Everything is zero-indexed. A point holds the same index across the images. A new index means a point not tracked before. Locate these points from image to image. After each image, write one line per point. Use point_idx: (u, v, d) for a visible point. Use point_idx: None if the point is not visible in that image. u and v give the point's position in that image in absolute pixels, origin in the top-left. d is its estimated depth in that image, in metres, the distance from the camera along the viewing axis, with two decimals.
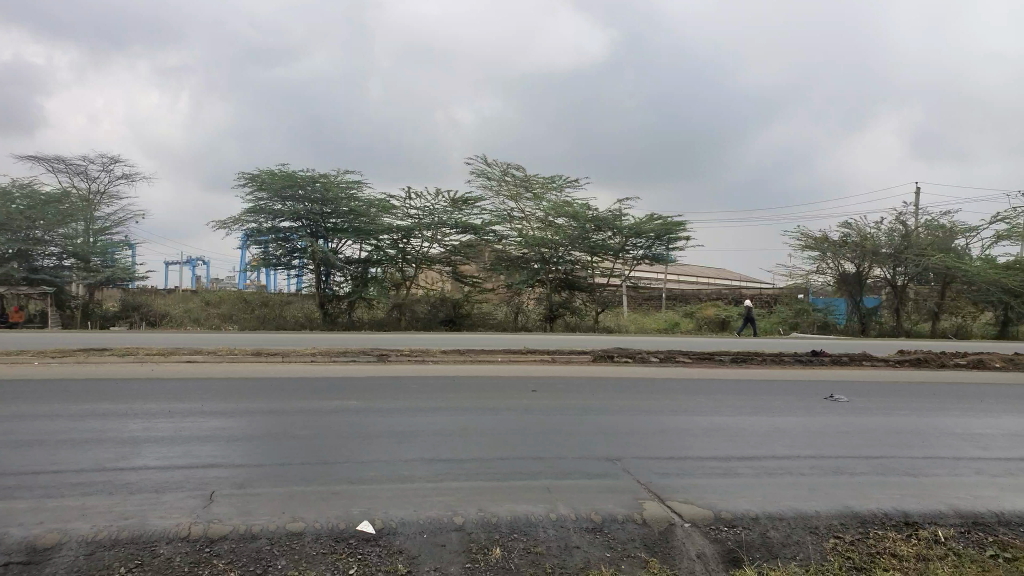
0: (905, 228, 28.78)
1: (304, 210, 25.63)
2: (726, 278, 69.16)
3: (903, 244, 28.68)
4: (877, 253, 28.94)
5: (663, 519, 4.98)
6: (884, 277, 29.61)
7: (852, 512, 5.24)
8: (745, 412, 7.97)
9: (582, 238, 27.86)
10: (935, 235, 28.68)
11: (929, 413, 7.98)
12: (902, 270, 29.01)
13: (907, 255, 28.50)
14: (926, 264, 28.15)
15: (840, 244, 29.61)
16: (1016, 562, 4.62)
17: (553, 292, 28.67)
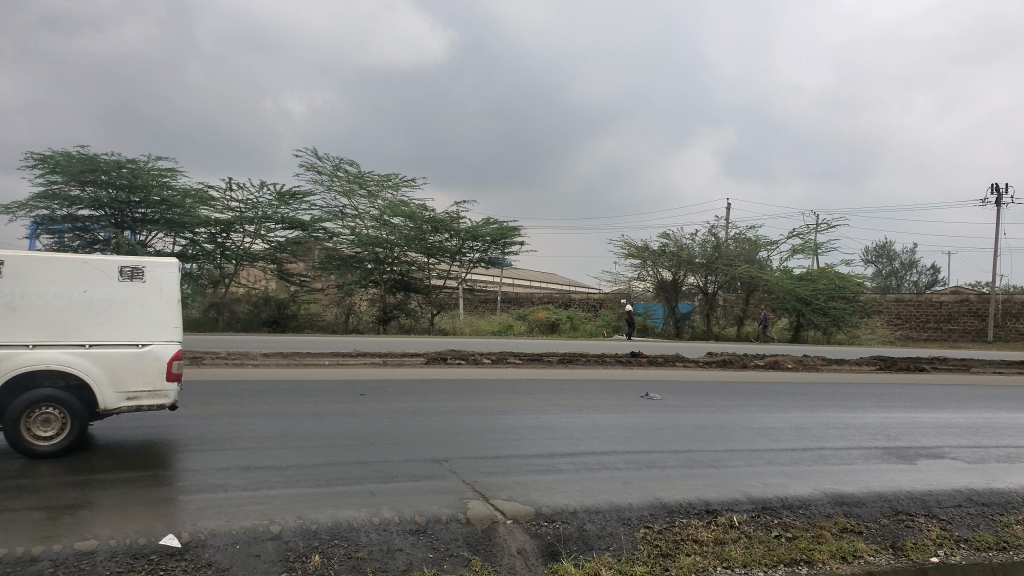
0: (716, 240, 31.43)
1: (106, 198, 23.58)
2: (556, 282, 72.04)
3: (714, 254, 31.33)
4: (691, 263, 31.25)
5: (486, 517, 5.04)
6: (696, 285, 31.99)
7: (660, 503, 5.58)
8: (569, 410, 8.27)
9: (419, 240, 27.94)
10: (742, 247, 31.61)
11: (732, 410, 8.69)
12: (713, 279, 31.58)
13: (717, 265, 31.18)
14: (733, 273, 30.98)
15: (658, 253, 31.57)
16: (798, 541, 5.16)
17: (388, 293, 28.41)
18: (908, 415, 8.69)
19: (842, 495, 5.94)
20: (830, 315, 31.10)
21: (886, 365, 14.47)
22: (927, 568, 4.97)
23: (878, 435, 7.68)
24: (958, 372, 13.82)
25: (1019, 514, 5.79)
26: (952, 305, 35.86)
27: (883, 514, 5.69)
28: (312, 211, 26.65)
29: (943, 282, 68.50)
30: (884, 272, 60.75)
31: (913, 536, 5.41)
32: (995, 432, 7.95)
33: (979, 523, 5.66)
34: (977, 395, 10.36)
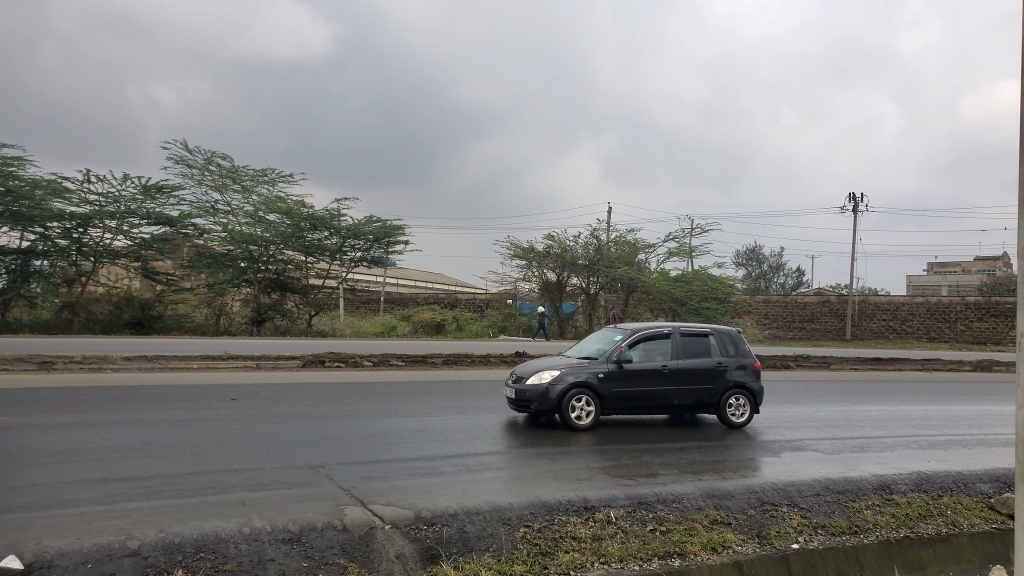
0: (598, 242, 32.43)
1: None
2: (443, 283, 72.01)
3: (597, 256, 32.33)
4: (575, 264, 32.14)
5: (363, 522, 4.93)
6: (579, 286, 32.72)
7: (541, 502, 5.63)
8: (451, 412, 8.23)
9: (296, 237, 27.58)
10: (623, 250, 32.79)
11: (611, 408, 8.93)
12: (596, 280, 32.53)
13: (599, 266, 32.23)
14: (614, 275, 32.14)
15: (543, 254, 32.09)
16: (672, 535, 5.35)
17: (262, 293, 27.52)
18: (773, 410, 9.21)
19: (713, 488, 6.19)
20: (704, 315, 32.67)
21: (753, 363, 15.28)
22: (788, 554, 5.27)
23: (746, 429, 8.08)
24: (818, 369, 14.82)
25: (869, 500, 6.25)
26: (815, 306, 38.44)
27: (749, 505, 5.98)
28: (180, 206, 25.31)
29: (805, 284, 73.58)
30: (753, 274, 64.52)
31: (776, 525, 5.72)
32: (850, 424, 8.55)
33: (834, 510, 6.05)
34: (834, 390, 11.14)
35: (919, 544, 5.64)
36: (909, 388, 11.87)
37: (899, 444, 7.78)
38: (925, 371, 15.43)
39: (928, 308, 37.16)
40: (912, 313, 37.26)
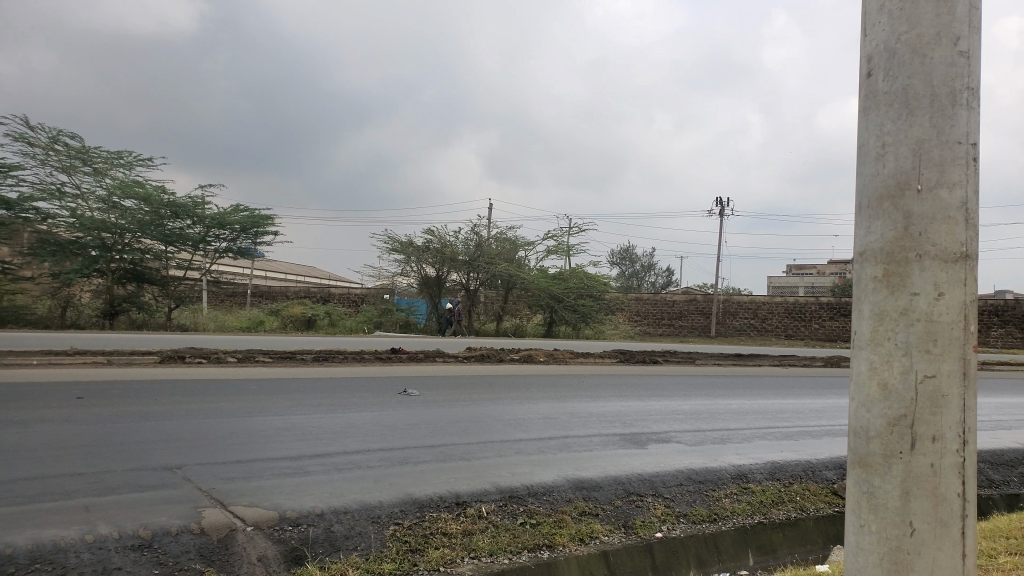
0: (478, 238, 32.53)
1: None
2: (320, 278, 70.60)
3: (477, 252, 32.25)
4: (454, 259, 31.89)
5: (223, 525, 4.71)
6: (459, 282, 32.60)
7: (411, 499, 5.58)
8: (322, 410, 8.02)
9: (155, 225, 26.06)
10: (502, 247, 32.98)
11: (486, 403, 8.99)
12: (476, 276, 32.44)
13: (479, 263, 32.12)
14: (494, 271, 32.21)
15: (422, 249, 31.82)
16: (542, 527, 5.44)
17: (116, 285, 25.76)
18: (640, 403, 9.56)
19: (582, 481, 6.35)
20: (579, 312, 33.57)
21: (624, 358, 15.83)
22: (652, 543, 5.50)
23: (615, 423, 8.34)
24: (681, 365, 15.51)
25: (727, 489, 6.59)
26: (683, 304, 40.32)
27: (616, 496, 6.17)
28: (20, 187, 23.37)
29: (674, 283, 77.15)
30: (626, 272, 67.20)
31: (641, 514, 5.94)
32: (711, 417, 8.98)
33: (695, 499, 6.35)
34: (697, 385, 11.67)
35: (770, 529, 6.02)
36: (764, 382, 12.63)
37: (755, 435, 8.26)
38: (779, 367, 16.48)
39: (785, 307, 39.77)
40: (771, 312, 39.81)
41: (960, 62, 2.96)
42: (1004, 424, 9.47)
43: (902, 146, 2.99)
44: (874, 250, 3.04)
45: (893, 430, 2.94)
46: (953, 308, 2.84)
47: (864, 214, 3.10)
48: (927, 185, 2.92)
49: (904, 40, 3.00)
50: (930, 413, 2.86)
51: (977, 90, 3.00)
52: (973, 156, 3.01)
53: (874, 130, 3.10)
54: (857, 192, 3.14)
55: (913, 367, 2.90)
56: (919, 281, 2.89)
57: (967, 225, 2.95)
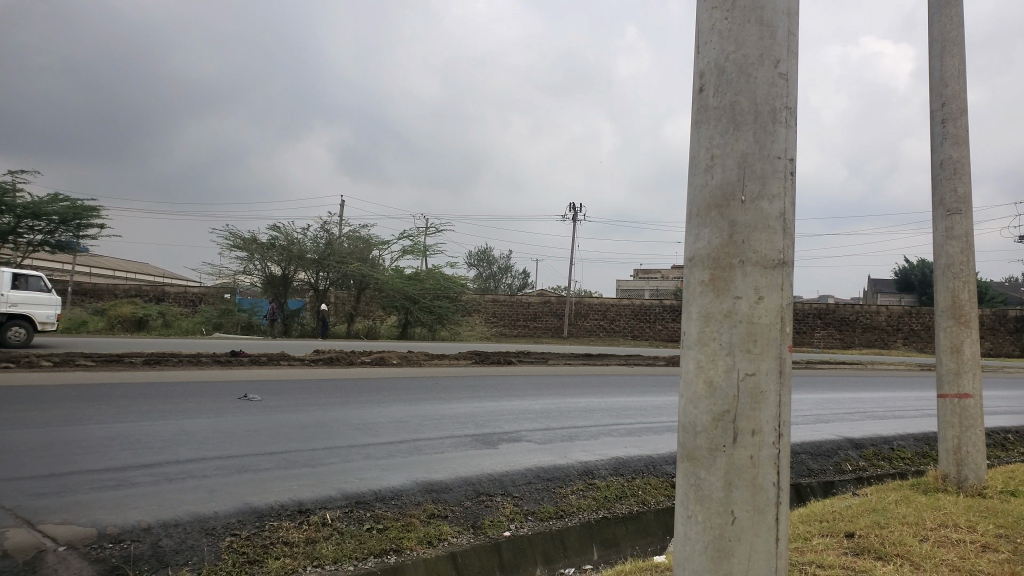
0: (328, 237, 32.36)
1: None
2: (161, 278, 66.48)
3: (327, 250, 32.10)
4: (302, 258, 31.39)
5: (31, 546, 4.27)
6: (307, 281, 32.02)
7: (249, 508, 5.31)
8: (153, 417, 7.50)
9: None
10: (356, 246, 33.00)
11: (334, 407, 8.74)
12: (325, 275, 32.04)
13: (330, 262, 31.91)
14: (345, 271, 32.03)
15: (267, 246, 30.79)
16: (389, 532, 5.35)
17: None
18: (492, 404, 9.64)
19: (431, 483, 6.30)
20: (435, 313, 33.31)
21: (479, 359, 15.96)
22: (500, 542, 5.55)
23: (467, 423, 8.37)
24: (533, 365, 15.83)
25: (574, 485, 6.76)
26: (537, 305, 41.25)
27: (466, 497, 6.18)
28: None
29: (529, 285, 79.01)
30: (484, 275, 68.25)
31: (490, 514, 5.98)
32: (561, 416, 9.21)
33: (543, 496, 6.47)
34: (548, 385, 11.95)
35: (614, 523, 6.25)
36: (610, 381, 13.14)
37: (601, 432, 8.55)
38: (626, 366, 17.21)
39: (633, 309, 41.69)
40: (620, 313, 41.61)
41: (780, 83, 3.19)
42: (821, 418, 10.37)
43: (728, 159, 3.16)
44: (702, 256, 3.20)
45: (718, 425, 3.09)
46: (770, 311, 3.06)
47: (695, 221, 3.24)
48: (750, 196, 3.11)
49: (732, 60, 3.17)
50: (750, 409, 3.05)
51: (794, 110, 3.25)
52: (789, 171, 3.24)
53: (704, 143, 3.26)
54: (689, 200, 3.29)
55: (736, 365, 3.07)
56: (742, 286, 3.07)
57: (783, 234, 3.17)
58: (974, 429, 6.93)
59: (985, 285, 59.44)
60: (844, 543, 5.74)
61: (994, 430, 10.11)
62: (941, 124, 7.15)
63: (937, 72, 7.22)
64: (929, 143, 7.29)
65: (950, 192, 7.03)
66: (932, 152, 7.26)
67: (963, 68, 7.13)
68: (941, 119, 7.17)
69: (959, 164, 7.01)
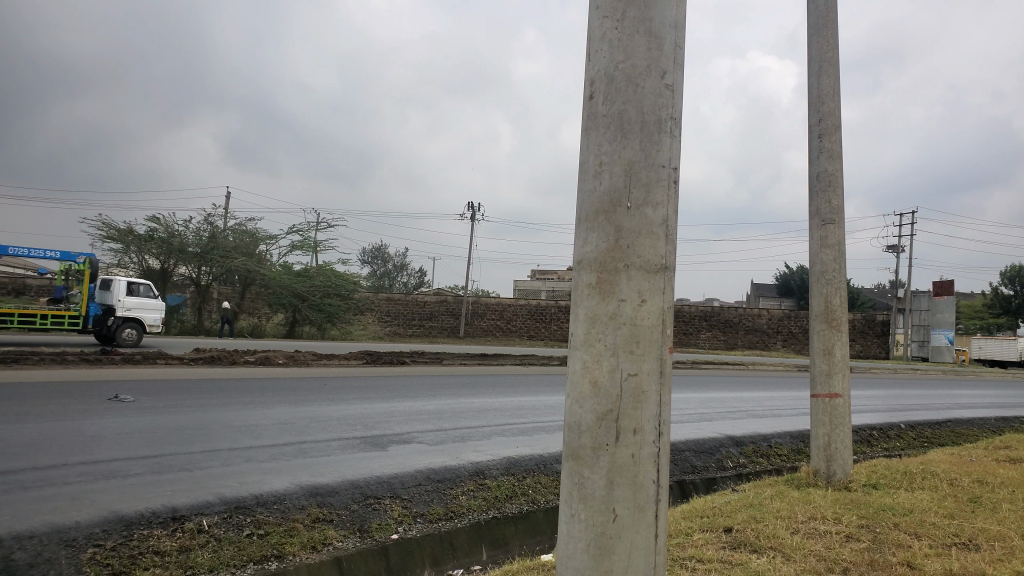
0: (211, 230, 31.20)
1: None
2: None
3: (209, 244, 30.92)
4: (183, 251, 30.20)
5: None
6: (189, 276, 30.91)
7: (117, 517, 4.99)
8: (7, 421, 6.93)
9: None
10: (240, 240, 31.88)
11: (214, 409, 8.35)
12: (207, 270, 31.04)
13: (212, 255, 30.81)
14: (229, 265, 31.02)
15: (144, 239, 29.52)
16: (270, 537, 5.15)
17: None
18: (383, 405, 9.49)
19: (317, 486, 6.12)
20: (325, 311, 32.70)
21: (370, 359, 15.71)
22: (387, 545, 5.45)
23: (356, 425, 8.19)
24: (427, 365, 15.77)
25: (464, 486, 6.73)
26: (433, 305, 41.03)
27: (353, 500, 6.04)
28: None
29: (426, 284, 78.69)
30: (377, 273, 67.51)
31: (378, 517, 5.87)
32: (453, 416, 9.17)
33: (433, 498, 6.41)
34: (440, 385, 11.89)
35: (503, 523, 6.27)
36: (503, 381, 13.22)
37: (494, 432, 8.57)
38: (519, 366, 17.38)
39: (528, 309, 42.16)
40: (516, 314, 41.98)
41: (666, 94, 3.25)
42: (704, 416, 10.80)
43: (615, 166, 3.19)
44: (590, 259, 3.21)
45: (602, 424, 3.12)
46: (652, 313, 3.11)
47: (583, 226, 3.26)
48: (636, 203, 3.15)
49: (621, 69, 3.21)
50: (632, 408, 3.09)
51: (678, 121, 3.31)
52: (673, 179, 3.30)
53: (593, 149, 3.29)
54: (577, 204, 3.30)
55: (620, 366, 3.11)
56: (626, 289, 3.11)
57: (666, 240, 3.23)
58: (842, 427, 7.36)
59: (854, 291, 63.65)
60: (723, 537, 5.97)
61: (861, 427, 10.81)
62: (818, 139, 7.55)
63: (815, 89, 7.63)
64: (807, 155, 7.68)
65: (825, 204, 7.43)
66: (810, 164, 7.67)
67: (838, 87, 7.58)
68: (817, 134, 7.57)
69: (833, 177, 7.44)
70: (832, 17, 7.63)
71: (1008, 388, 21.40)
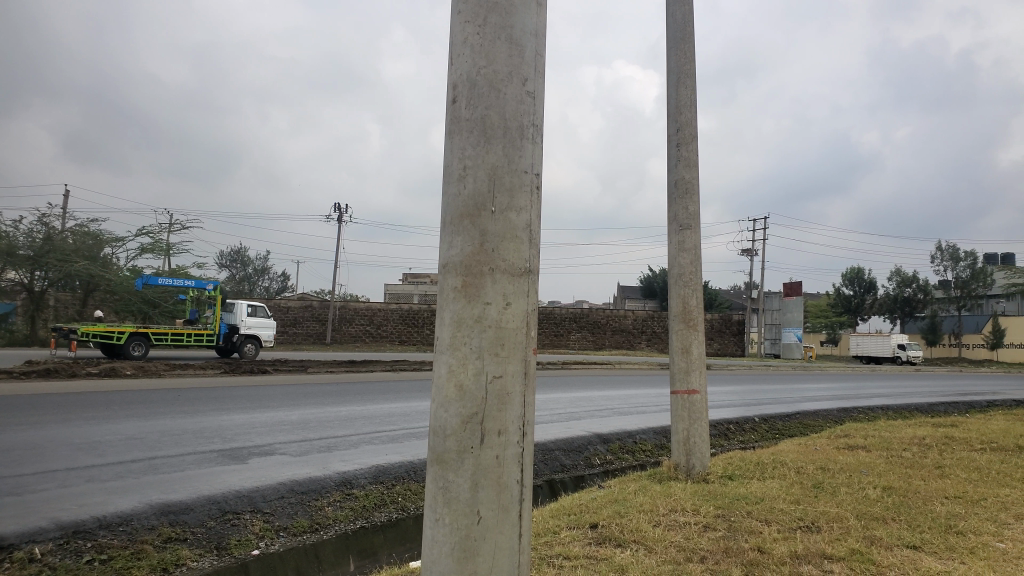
0: (47, 232, 29.67)
1: None
2: None
3: (44, 247, 29.32)
4: (13, 254, 28.56)
5: None
6: (20, 281, 28.91)
7: None
8: None
9: None
10: (81, 241, 30.50)
11: (49, 426, 7.66)
12: (42, 275, 29.09)
13: (47, 259, 29.06)
14: (68, 270, 29.08)
15: None
16: (114, 562, 4.76)
17: None
18: (243, 416, 9.05)
19: (168, 504, 5.74)
20: None
21: (230, 368, 15.06)
22: (247, 561, 5.20)
23: (214, 438, 7.80)
24: (292, 373, 15.26)
25: (330, 497, 6.54)
26: (297, 310, 40.14)
27: (209, 516, 5.71)
28: None
29: (290, 288, 76.15)
30: (237, 277, 65.12)
31: (236, 533, 5.58)
32: (319, 426, 8.91)
33: (297, 510, 6.17)
34: (307, 393, 11.57)
35: (372, 532, 6.14)
36: (373, 387, 13.04)
37: (362, 440, 8.39)
38: (389, 371, 17.21)
39: (400, 314, 41.62)
40: (386, 318, 41.29)
41: (527, 101, 3.20)
42: (573, 415, 11.10)
43: (480, 170, 3.09)
44: (453, 263, 3.08)
45: (466, 427, 2.99)
46: (517, 316, 3.04)
47: (447, 229, 3.12)
48: (499, 207, 3.07)
49: (483, 74, 3.12)
50: (496, 410, 3.00)
51: (541, 128, 3.27)
52: (535, 184, 3.25)
53: (456, 154, 3.18)
54: (441, 207, 3.16)
55: (484, 368, 3.00)
56: (491, 292, 3.02)
57: (530, 244, 3.17)
58: (700, 422, 7.72)
59: (712, 293, 67.40)
60: (588, 534, 6.12)
61: (719, 421, 11.43)
62: (676, 148, 7.90)
63: (674, 100, 7.99)
64: (666, 163, 8.04)
65: (682, 210, 7.80)
66: (668, 172, 8.02)
67: (694, 99, 7.98)
68: (675, 143, 7.93)
69: (689, 185, 7.82)
70: (689, 31, 8.04)
71: (845, 381, 23.36)
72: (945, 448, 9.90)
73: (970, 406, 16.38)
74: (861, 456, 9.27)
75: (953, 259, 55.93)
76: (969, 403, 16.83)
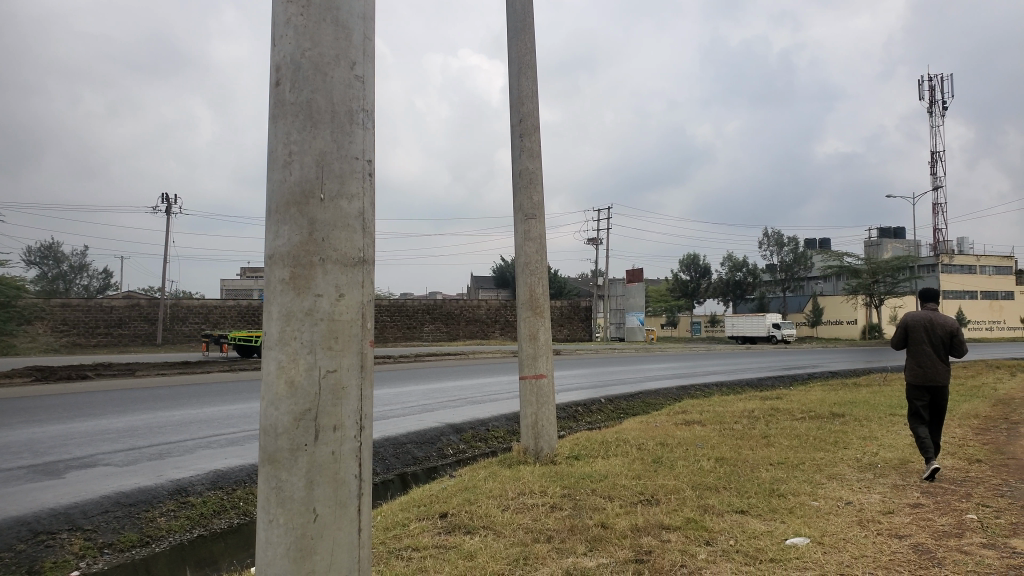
0: None
1: None
2: None
3: None
4: None
5: None
6: None
7: None
8: None
9: None
10: None
11: None
12: None
13: None
14: None
15: None
16: None
17: None
18: (58, 427, 8.30)
19: None
20: None
21: (43, 376, 13.76)
22: None
23: (23, 453, 7.08)
24: (117, 378, 14.17)
25: (163, 507, 6.12)
26: (122, 310, 37.45)
27: (19, 539, 5.18)
28: None
29: (110, 286, 70.34)
30: (48, 275, 59.37)
31: (53, 555, 5.11)
32: (150, 432, 8.35)
33: (123, 524, 5.73)
34: (134, 398, 10.82)
35: (211, 540, 5.82)
36: (213, 389, 12.41)
37: (198, 445, 7.93)
38: (228, 371, 16.44)
39: (238, 311, 39.66)
40: (224, 316, 39.26)
41: (357, 85, 3.01)
42: (427, 407, 11.11)
43: (305, 157, 2.88)
44: (281, 253, 2.85)
45: (299, 424, 2.78)
46: (351, 308, 2.87)
47: (271, 218, 2.89)
48: (329, 195, 2.88)
49: (308, 57, 2.90)
50: (331, 404, 2.80)
51: (372, 114, 3.10)
52: (369, 172, 3.09)
53: (279, 139, 2.94)
54: (263, 196, 2.92)
55: (317, 363, 2.80)
56: (322, 283, 2.83)
57: (364, 233, 3.01)
58: (548, 404, 7.92)
59: (561, 281, 69.32)
60: (438, 524, 6.11)
61: (568, 404, 11.78)
62: (519, 138, 8.02)
63: (516, 90, 8.09)
64: (511, 153, 8.14)
65: (527, 200, 7.93)
66: (512, 162, 8.13)
67: (535, 89, 8.12)
68: (519, 133, 8.05)
69: (533, 175, 7.97)
70: (529, 23, 8.17)
71: (683, 360, 24.92)
72: (771, 419, 10.78)
73: (792, 378, 18.02)
74: (696, 430, 9.89)
75: (778, 244, 60.79)
76: (791, 375, 18.44)
